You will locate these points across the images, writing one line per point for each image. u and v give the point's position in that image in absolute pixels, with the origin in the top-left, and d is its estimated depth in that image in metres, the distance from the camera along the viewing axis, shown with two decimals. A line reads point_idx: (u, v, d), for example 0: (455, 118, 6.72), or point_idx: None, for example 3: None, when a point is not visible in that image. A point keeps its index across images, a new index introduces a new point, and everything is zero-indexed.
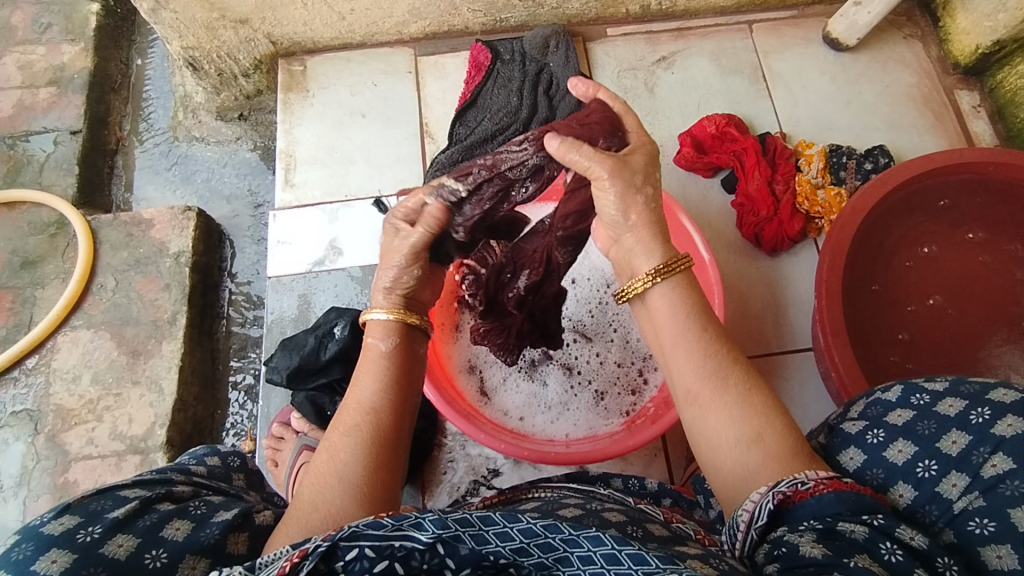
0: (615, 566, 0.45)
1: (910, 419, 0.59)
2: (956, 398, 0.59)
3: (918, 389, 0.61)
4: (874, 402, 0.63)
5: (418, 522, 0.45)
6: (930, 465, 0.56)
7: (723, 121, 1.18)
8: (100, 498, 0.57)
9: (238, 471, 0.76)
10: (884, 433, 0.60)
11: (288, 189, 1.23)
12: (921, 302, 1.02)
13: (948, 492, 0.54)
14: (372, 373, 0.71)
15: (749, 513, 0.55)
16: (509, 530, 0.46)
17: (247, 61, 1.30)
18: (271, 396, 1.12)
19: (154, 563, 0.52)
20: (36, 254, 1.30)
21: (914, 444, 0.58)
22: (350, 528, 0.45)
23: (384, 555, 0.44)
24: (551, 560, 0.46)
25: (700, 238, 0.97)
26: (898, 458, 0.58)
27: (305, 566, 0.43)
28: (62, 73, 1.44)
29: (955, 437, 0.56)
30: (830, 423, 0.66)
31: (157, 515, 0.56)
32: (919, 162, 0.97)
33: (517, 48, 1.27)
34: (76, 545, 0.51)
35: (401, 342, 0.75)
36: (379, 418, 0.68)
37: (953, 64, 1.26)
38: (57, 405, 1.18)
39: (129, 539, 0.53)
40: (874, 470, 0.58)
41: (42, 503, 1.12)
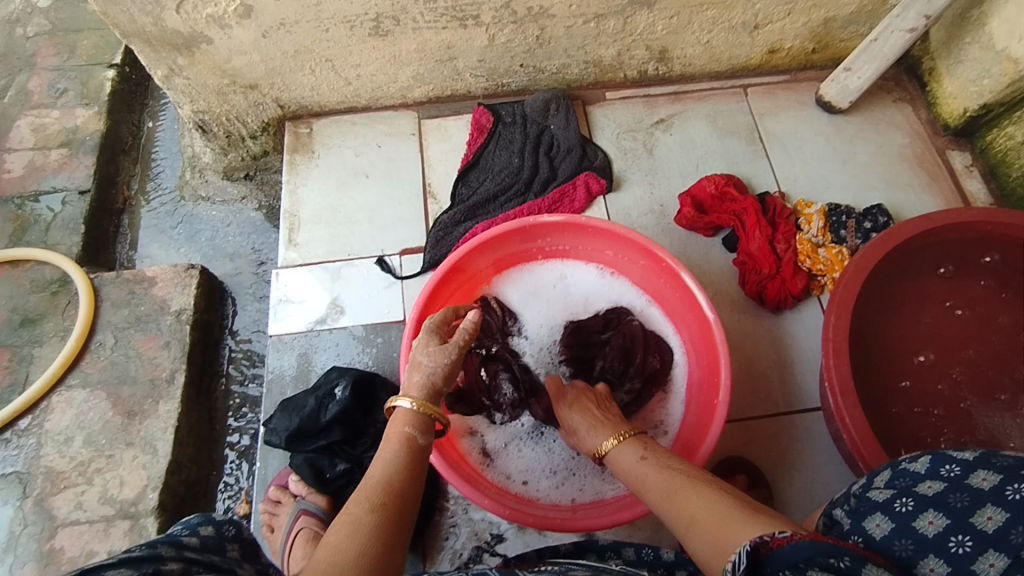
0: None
1: (941, 491, 0.58)
2: (989, 472, 0.56)
3: (948, 461, 0.60)
4: (902, 474, 0.62)
5: None
6: (964, 540, 0.53)
7: (722, 181, 1.20)
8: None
9: (232, 540, 0.70)
10: (912, 502, 0.58)
11: (292, 248, 1.24)
12: (929, 361, 1.00)
13: (985, 572, 0.51)
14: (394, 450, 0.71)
15: (732, 566, 0.53)
16: None
17: (255, 124, 1.34)
18: (269, 458, 1.08)
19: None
20: (37, 312, 1.30)
21: (947, 517, 0.56)
22: None
23: None
24: None
25: (705, 298, 0.96)
26: (928, 529, 0.55)
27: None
28: (74, 136, 1.48)
29: (990, 512, 0.54)
30: (853, 492, 0.65)
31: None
32: (922, 221, 0.97)
33: (518, 111, 1.31)
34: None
35: (424, 432, 0.74)
36: (398, 492, 0.67)
37: (943, 126, 1.29)
38: (47, 468, 1.15)
39: None
40: (903, 540, 0.56)
41: (25, 572, 1.07)
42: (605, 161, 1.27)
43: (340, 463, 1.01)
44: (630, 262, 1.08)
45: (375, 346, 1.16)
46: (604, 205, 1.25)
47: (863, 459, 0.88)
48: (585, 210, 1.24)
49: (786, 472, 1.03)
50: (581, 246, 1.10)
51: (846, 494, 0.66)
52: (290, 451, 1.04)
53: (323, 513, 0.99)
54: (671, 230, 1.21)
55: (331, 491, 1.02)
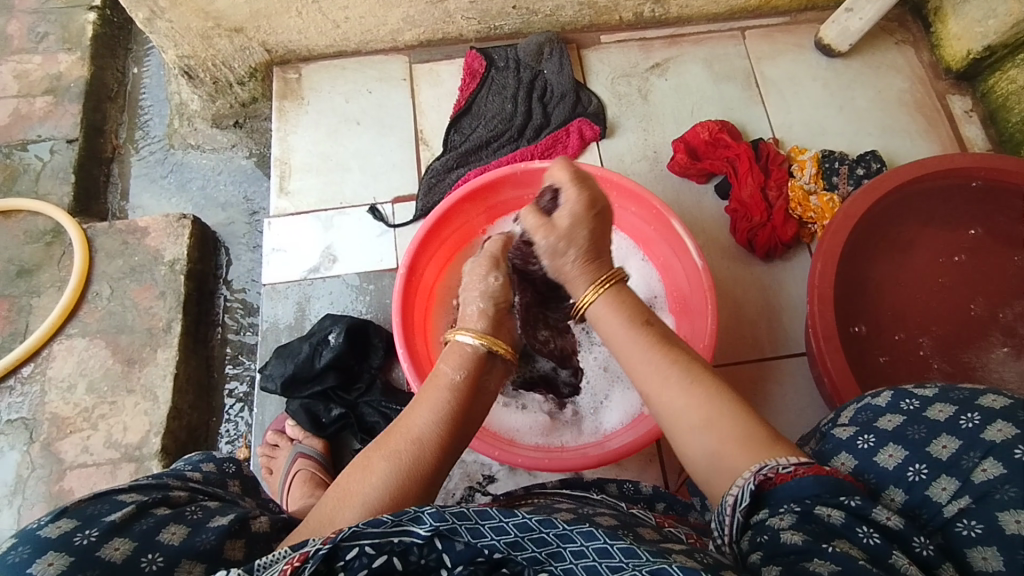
0: (607, 560, 0.47)
1: (900, 425, 0.60)
2: (946, 404, 0.59)
3: (908, 395, 0.62)
4: (866, 408, 0.64)
5: (416, 518, 0.48)
6: (921, 469, 0.56)
7: (716, 127, 1.19)
8: (96, 502, 0.55)
9: (233, 477, 0.72)
10: (873, 438, 0.60)
11: (283, 197, 1.23)
12: (914, 308, 1.01)
13: (938, 496, 0.54)
14: (432, 403, 0.70)
15: (734, 497, 0.55)
16: (504, 524, 0.49)
17: (243, 69, 1.31)
18: (266, 403, 1.11)
19: (150, 567, 0.50)
20: (32, 262, 1.30)
21: (906, 448, 0.58)
22: (350, 530, 0.46)
23: (383, 551, 0.46)
24: (545, 555, 0.48)
25: (692, 244, 0.97)
26: (889, 462, 0.58)
27: (307, 569, 0.44)
28: (59, 83, 1.45)
29: (945, 441, 0.57)
30: (822, 429, 0.67)
31: (153, 519, 0.54)
32: (908, 169, 0.97)
33: (511, 55, 1.28)
34: (72, 548, 0.49)
35: (471, 376, 0.74)
36: (423, 450, 0.65)
37: (945, 70, 1.26)
38: (53, 414, 1.18)
39: (126, 542, 0.51)
40: (866, 474, 0.58)
41: (37, 511, 1.12)
42: (599, 107, 1.25)
43: (334, 408, 1.05)
44: (620, 209, 1.08)
45: (368, 294, 1.18)
46: (597, 152, 1.24)
47: (842, 401, 0.90)
48: (579, 157, 1.23)
49: (767, 415, 1.06)
50: None
51: (817, 430, 0.68)
52: (287, 397, 1.06)
53: (320, 456, 1.02)
54: (664, 177, 1.21)
55: (327, 435, 1.05)
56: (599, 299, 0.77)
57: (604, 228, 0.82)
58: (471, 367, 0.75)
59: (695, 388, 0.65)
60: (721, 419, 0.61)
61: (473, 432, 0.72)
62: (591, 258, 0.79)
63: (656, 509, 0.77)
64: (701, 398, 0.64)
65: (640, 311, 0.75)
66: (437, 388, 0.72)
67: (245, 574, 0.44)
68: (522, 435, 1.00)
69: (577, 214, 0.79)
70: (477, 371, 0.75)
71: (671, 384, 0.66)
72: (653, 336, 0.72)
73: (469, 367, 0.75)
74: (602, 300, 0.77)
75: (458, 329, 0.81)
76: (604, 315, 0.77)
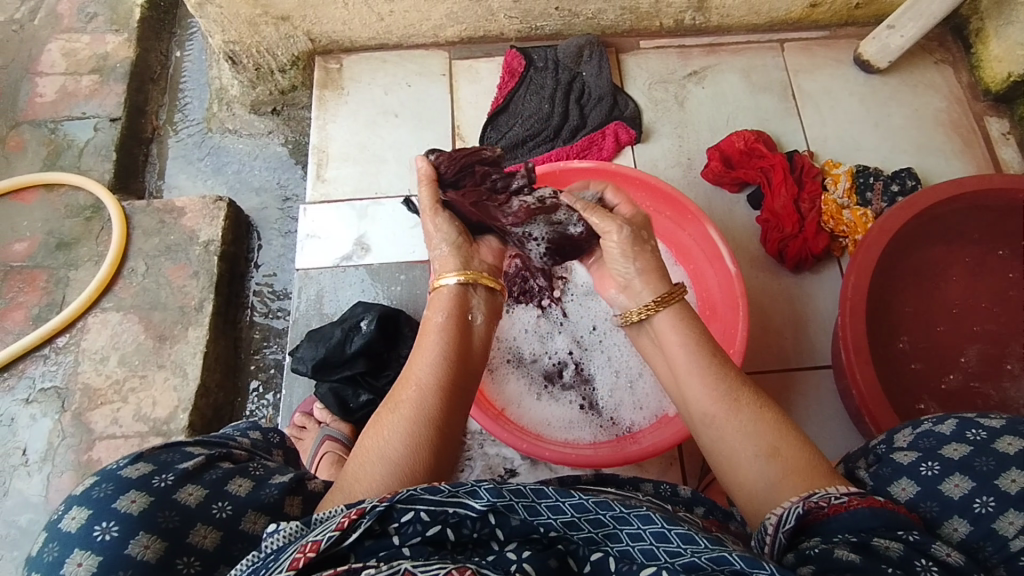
0: (663, 544, 0.49)
1: (966, 454, 0.60)
2: (1015, 437, 0.60)
3: (974, 424, 0.62)
4: (927, 434, 0.64)
5: (474, 491, 0.50)
6: (988, 501, 0.57)
7: (752, 137, 1.20)
8: (168, 451, 0.56)
9: (278, 447, 0.73)
10: (938, 465, 0.61)
11: (320, 184, 1.25)
12: (943, 325, 1.02)
13: (1005, 530, 0.56)
14: (431, 345, 0.72)
15: (777, 518, 0.57)
16: (560, 504, 0.51)
17: (286, 57, 1.34)
18: (294, 385, 1.12)
19: (221, 514, 0.52)
20: (71, 236, 1.33)
21: (972, 479, 0.59)
22: (408, 493, 0.49)
23: (438, 520, 0.48)
24: (600, 535, 0.50)
25: (725, 249, 0.98)
26: (954, 492, 0.59)
27: (362, 524, 0.46)
28: (104, 62, 1.48)
29: (1014, 475, 0.58)
30: (876, 451, 0.68)
31: (221, 471, 0.55)
32: (949, 187, 0.96)
33: (550, 56, 1.29)
34: (151, 489, 0.51)
35: (456, 316, 0.75)
36: (431, 394, 0.67)
37: (984, 91, 1.26)
38: (85, 384, 1.21)
39: (199, 489, 0.52)
40: (928, 503, 0.59)
41: (66, 478, 1.14)
42: (635, 112, 1.26)
43: (362, 394, 1.06)
44: (655, 213, 1.09)
45: (399, 284, 1.19)
46: (631, 156, 1.25)
47: (869, 413, 0.91)
48: (613, 160, 1.25)
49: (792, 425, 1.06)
50: None
51: (867, 451, 0.69)
52: (315, 381, 1.08)
53: (347, 439, 1.04)
54: (696, 184, 1.22)
55: (353, 420, 1.07)
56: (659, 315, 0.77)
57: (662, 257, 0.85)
58: (454, 303, 0.77)
59: (765, 415, 0.66)
60: (785, 450, 0.63)
61: (474, 366, 0.74)
62: (658, 274, 0.81)
63: (684, 509, 0.78)
64: (768, 428, 0.65)
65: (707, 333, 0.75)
66: (429, 332, 0.73)
67: (302, 529, 0.48)
68: (551, 430, 1.02)
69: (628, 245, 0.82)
70: (461, 306, 0.77)
71: (737, 404, 0.67)
72: (713, 367, 0.70)
73: (452, 303, 0.77)
74: (664, 313, 0.77)
75: (442, 273, 0.81)
76: (664, 332, 0.76)
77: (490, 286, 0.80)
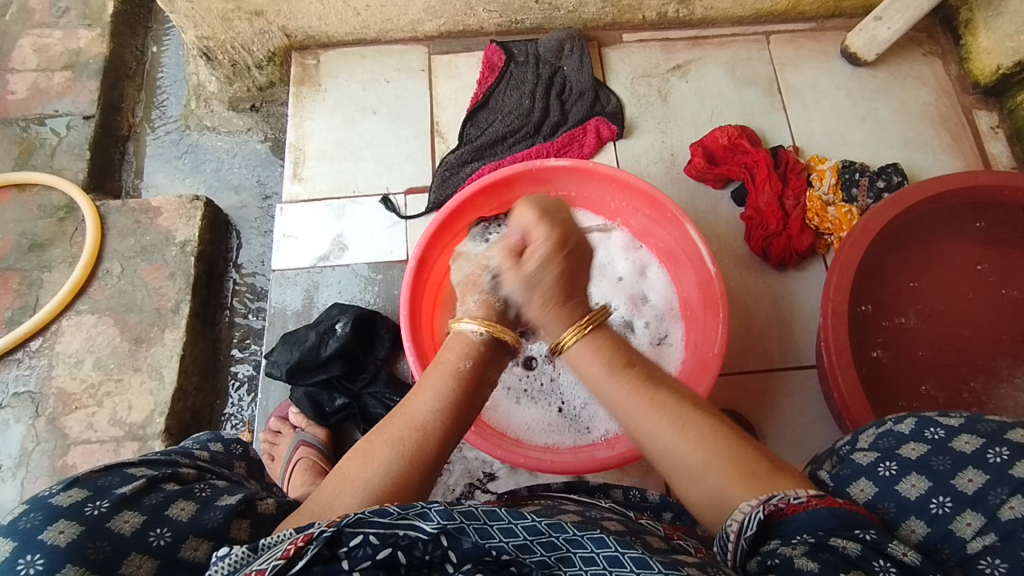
0: (616, 569, 0.47)
1: (924, 453, 0.59)
2: (972, 435, 0.58)
3: (932, 423, 0.61)
4: (886, 434, 0.63)
5: (424, 513, 0.49)
6: (944, 502, 0.56)
7: (736, 133, 1.17)
8: (107, 474, 0.55)
9: (240, 459, 0.73)
10: (896, 465, 0.59)
11: (297, 183, 1.23)
12: (925, 324, 1.00)
13: (962, 531, 0.54)
14: (434, 390, 0.68)
15: (739, 524, 0.55)
16: (513, 526, 0.50)
17: (261, 53, 1.31)
18: (270, 389, 1.11)
19: (159, 542, 0.51)
20: (45, 237, 1.31)
21: (929, 479, 0.58)
22: (356, 516, 0.47)
23: (388, 542, 0.46)
24: (553, 559, 0.49)
25: (705, 251, 0.96)
26: (911, 492, 0.57)
27: (309, 551, 0.45)
28: (78, 58, 1.45)
29: (971, 475, 0.56)
30: (839, 452, 0.66)
31: (163, 494, 0.55)
32: (931, 184, 0.94)
33: (531, 50, 1.27)
34: (83, 518, 0.50)
35: (477, 366, 0.71)
36: (425, 433, 0.64)
37: (973, 84, 1.24)
38: (59, 388, 1.19)
39: (135, 515, 0.52)
40: (886, 503, 0.58)
41: (41, 484, 1.13)
42: (618, 107, 1.23)
43: (338, 397, 1.05)
44: (634, 211, 1.07)
45: (376, 285, 1.17)
46: (613, 152, 1.22)
47: (851, 416, 0.89)
48: (594, 157, 1.22)
49: (775, 426, 1.05)
50: (586, 193, 1.08)
51: (831, 452, 0.67)
52: (290, 384, 1.06)
53: (322, 445, 1.02)
54: (680, 180, 1.20)
55: (329, 425, 1.05)
56: (579, 343, 0.72)
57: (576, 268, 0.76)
58: (476, 356, 0.72)
59: (716, 429, 0.63)
60: (721, 462, 0.60)
61: (474, 414, 0.71)
62: (561, 300, 0.74)
63: (660, 518, 0.77)
64: (698, 442, 0.62)
65: (622, 346, 0.72)
66: (440, 374, 0.70)
67: (249, 555, 0.47)
68: (530, 434, 1.00)
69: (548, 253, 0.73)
70: (479, 361, 0.72)
71: (664, 422, 0.64)
72: (637, 380, 0.68)
73: (474, 357, 0.72)
74: (586, 341, 0.72)
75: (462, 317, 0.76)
76: (583, 360, 0.72)
77: (510, 341, 0.75)
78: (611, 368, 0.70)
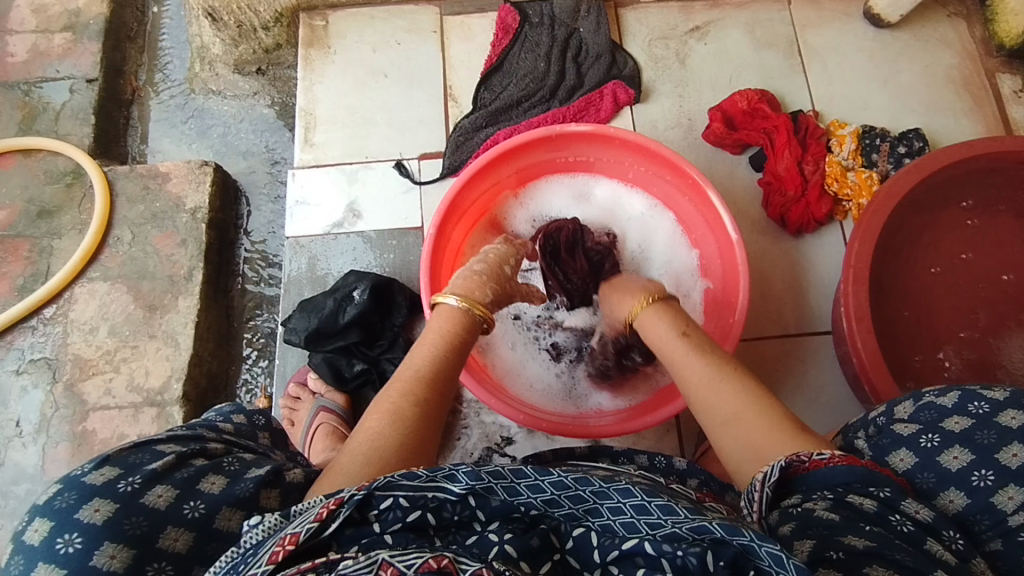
0: (645, 517, 0.49)
1: (968, 427, 0.60)
2: (1018, 411, 0.59)
3: (978, 398, 0.61)
4: (927, 407, 0.63)
5: (452, 474, 0.49)
6: (986, 474, 0.57)
7: (756, 97, 1.15)
8: (137, 451, 0.56)
9: (263, 429, 0.73)
10: (938, 438, 0.60)
11: (308, 148, 1.21)
12: (946, 292, 1.00)
13: (1004, 504, 0.56)
14: (429, 351, 0.72)
15: (763, 475, 0.57)
16: (540, 483, 0.51)
17: (268, 14, 1.28)
18: (287, 355, 1.11)
19: (193, 514, 0.52)
20: (53, 203, 1.29)
21: (972, 452, 0.58)
22: (385, 479, 0.48)
23: (417, 505, 0.48)
24: (581, 511, 0.50)
25: (728, 217, 0.94)
26: (953, 464, 0.58)
27: (341, 513, 0.46)
28: (77, 18, 1.41)
29: (1016, 449, 0.57)
30: (875, 423, 0.66)
31: (193, 468, 0.55)
32: (957, 150, 0.93)
33: (546, 11, 1.24)
34: (117, 495, 0.51)
35: (463, 331, 0.76)
36: (434, 389, 0.68)
37: (997, 46, 1.21)
38: (75, 355, 1.19)
39: (168, 490, 0.53)
40: (926, 474, 0.59)
41: (61, 449, 1.14)
42: (634, 70, 1.21)
43: (357, 363, 1.05)
44: (655, 177, 1.05)
45: (391, 251, 1.17)
46: (630, 117, 1.20)
47: (871, 384, 0.89)
48: (611, 121, 1.20)
49: (791, 391, 1.06)
50: (605, 159, 1.07)
51: (866, 422, 0.68)
52: (309, 351, 1.07)
53: (342, 410, 1.03)
54: (698, 146, 1.18)
55: (348, 390, 1.06)
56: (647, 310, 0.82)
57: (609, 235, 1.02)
58: (460, 324, 0.77)
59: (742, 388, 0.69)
60: (748, 417, 0.65)
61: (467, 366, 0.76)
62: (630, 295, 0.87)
63: (685, 481, 0.78)
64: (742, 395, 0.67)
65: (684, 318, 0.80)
66: (430, 337, 0.75)
67: (282, 520, 0.48)
68: (534, 393, 1.03)
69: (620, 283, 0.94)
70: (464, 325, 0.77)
71: (724, 388, 0.68)
72: (693, 346, 0.74)
73: (460, 327, 0.77)
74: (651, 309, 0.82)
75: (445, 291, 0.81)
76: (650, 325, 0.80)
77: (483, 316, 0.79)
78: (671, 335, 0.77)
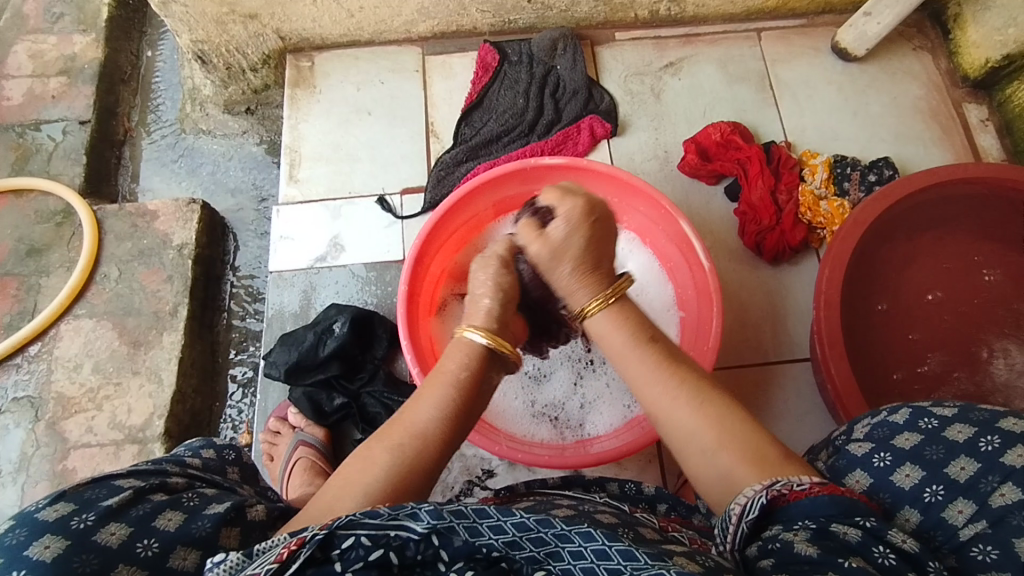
0: (605, 561, 0.47)
1: (917, 444, 0.60)
2: (965, 424, 0.60)
3: (926, 413, 0.62)
4: (880, 424, 0.64)
5: (414, 513, 0.47)
6: (937, 490, 0.57)
7: (728, 129, 1.18)
8: (93, 488, 0.56)
9: (233, 465, 0.73)
10: (890, 456, 0.61)
11: (293, 184, 1.23)
12: (917, 316, 1.01)
13: (954, 519, 0.56)
14: (435, 397, 0.67)
15: (741, 507, 0.55)
16: (503, 523, 0.48)
17: (256, 56, 1.31)
18: (269, 389, 1.11)
19: (146, 552, 0.52)
20: (42, 242, 1.31)
21: (923, 469, 0.59)
22: (347, 518, 0.47)
23: (379, 544, 0.46)
24: (543, 554, 0.48)
25: (701, 246, 0.96)
26: (905, 483, 0.59)
27: (301, 555, 0.45)
28: (72, 64, 1.45)
29: (963, 463, 0.58)
30: (836, 444, 0.67)
31: (149, 505, 0.55)
32: (923, 176, 0.95)
33: (524, 50, 1.28)
34: (69, 531, 0.51)
35: (475, 375, 0.70)
36: (425, 443, 0.63)
37: (963, 78, 1.25)
38: (58, 393, 1.19)
39: (122, 527, 0.52)
40: (882, 493, 0.59)
41: (40, 488, 1.13)
42: (611, 105, 1.24)
43: (337, 397, 1.05)
44: (629, 208, 1.07)
45: (373, 285, 1.18)
46: (607, 150, 1.23)
47: (845, 408, 0.90)
48: (589, 155, 1.23)
49: (772, 419, 1.05)
50: None
51: (829, 443, 0.69)
52: (289, 384, 1.07)
53: (321, 445, 1.02)
54: (673, 177, 1.20)
55: (328, 424, 1.06)
56: (602, 312, 0.76)
57: (604, 238, 0.81)
58: (474, 365, 0.71)
59: (718, 407, 0.65)
60: (729, 442, 0.61)
61: (477, 411, 0.70)
62: (592, 268, 0.79)
63: (656, 511, 0.78)
64: (721, 417, 0.63)
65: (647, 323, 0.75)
66: (440, 381, 0.69)
67: (244, 559, 0.46)
68: (522, 425, 1.03)
69: (572, 219, 0.79)
70: (481, 366, 0.72)
71: (682, 402, 0.66)
72: (662, 354, 0.71)
73: (471, 365, 0.71)
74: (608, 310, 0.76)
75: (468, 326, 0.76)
76: (607, 332, 0.75)
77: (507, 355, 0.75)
78: (637, 339, 0.72)
